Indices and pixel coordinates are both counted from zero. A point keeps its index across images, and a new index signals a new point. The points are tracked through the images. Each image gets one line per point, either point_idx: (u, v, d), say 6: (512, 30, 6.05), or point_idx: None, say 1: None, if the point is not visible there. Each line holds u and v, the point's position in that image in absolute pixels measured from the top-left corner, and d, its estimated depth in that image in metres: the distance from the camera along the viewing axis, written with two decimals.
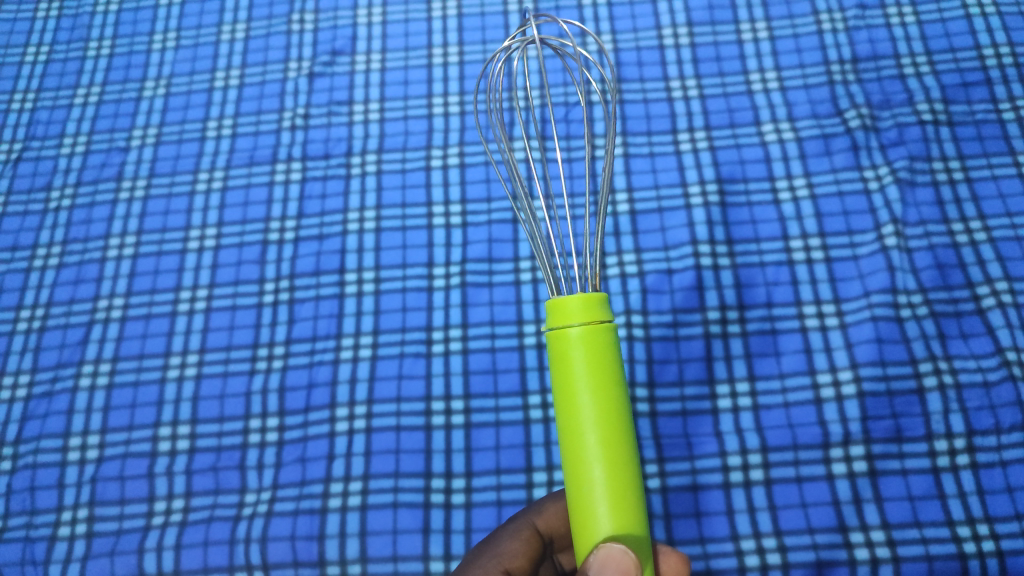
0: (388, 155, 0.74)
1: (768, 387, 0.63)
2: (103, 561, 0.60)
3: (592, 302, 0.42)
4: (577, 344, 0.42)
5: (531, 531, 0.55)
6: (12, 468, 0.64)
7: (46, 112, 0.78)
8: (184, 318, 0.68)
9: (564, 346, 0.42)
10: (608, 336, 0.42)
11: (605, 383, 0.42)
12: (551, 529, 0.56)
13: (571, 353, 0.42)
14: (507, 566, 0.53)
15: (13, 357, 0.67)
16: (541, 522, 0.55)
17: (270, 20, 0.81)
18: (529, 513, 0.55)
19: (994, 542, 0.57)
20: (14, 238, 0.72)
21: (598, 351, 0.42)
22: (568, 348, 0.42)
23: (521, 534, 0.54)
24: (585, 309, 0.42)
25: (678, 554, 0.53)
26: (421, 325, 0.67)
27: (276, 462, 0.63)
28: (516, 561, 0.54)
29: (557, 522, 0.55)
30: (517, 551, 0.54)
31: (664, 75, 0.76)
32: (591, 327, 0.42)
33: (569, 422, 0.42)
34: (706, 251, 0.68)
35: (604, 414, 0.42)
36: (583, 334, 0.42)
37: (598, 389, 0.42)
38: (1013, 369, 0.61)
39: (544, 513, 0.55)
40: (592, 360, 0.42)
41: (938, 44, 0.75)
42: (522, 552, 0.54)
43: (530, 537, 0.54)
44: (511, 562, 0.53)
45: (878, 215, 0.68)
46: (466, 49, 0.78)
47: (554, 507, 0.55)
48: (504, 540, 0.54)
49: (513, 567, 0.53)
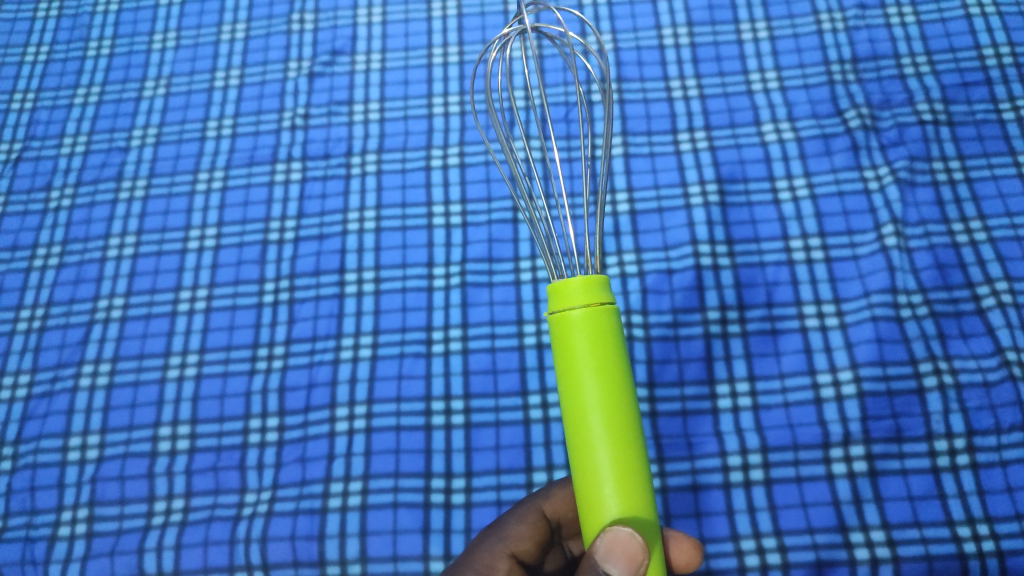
0: (388, 155, 0.74)
1: (768, 387, 0.63)
2: (103, 561, 0.60)
3: (593, 285, 0.42)
4: (580, 327, 0.42)
5: (538, 516, 0.55)
6: (12, 468, 0.64)
7: (46, 112, 0.78)
8: (184, 318, 0.68)
9: (566, 329, 0.42)
10: (610, 319, 0.42)
11: (608, 366, 0.42)
12: (559, 514, 0.56)
13: (574, 336, 0.42)
14: (513, 548, 0.54)
15: (13, 357, 0.67)
16: (548, 506, 0.55)
17: (270, 20, 0.81)
18: (535, 498, 0.55)
19: (994, 542, 0.57)
20: (14, 238, 0.72)
21: (600, 333, 0.42)
22: (570, 332, 0.42)
23: (527, 518, 0.54)
24: (587, 292, 0.42)
25: (690, 540, 0.54)
26: (422, 325, 0.67)
27: (276, 462, 0.63)
28: (522, 544, 0.54)
29: (565, 507, 0.55)
30: (523, 534, 0.54)
31: (664, 75, 0.76)
32: (592, 310, 0.42)
33: (574, 405, 0.42)
34: (706, 251, 0.68)
35: (609, 397, 0.42)
36: (585, 316, 0.42)
37: (601, 371, 0.42)
38: (1013, 369, 0.61)
39: (551, 499, 0.55)
40: (595, 343, 0.42)
41: (938, 44, 0.75)
42: (529, 536, 0.54)
43: (536, 521, 0.55)
44: (517, 545, 0.54)
45: (878, 215, 0.68)
46: (466, 49, 0.78)
47: (561, 492, 0.56)
48: (510, 524, 0.54)
49: (519, 550, 0.54)
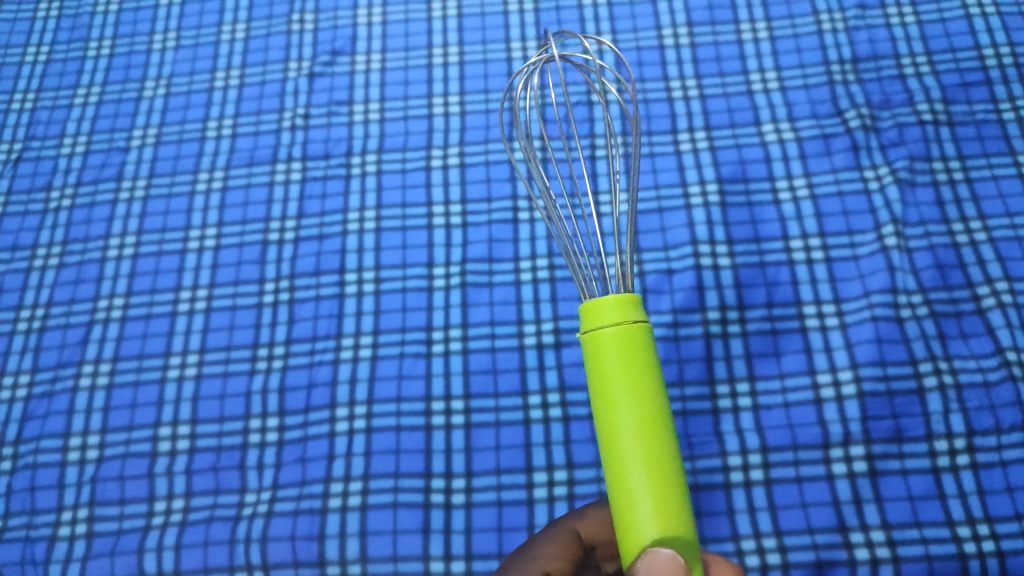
0: (388, 155, 0.74)
1: (768, 387, 0.63)
2: (103, 561, 0.60)
3: (625, 302, 0.43)
4: (612, 345, 0.42)
5: (569, 535, 0.55)
6: (12, 468, 0.64)
7: (46, 112, 0.78)
8: (184, 318, 0.68)
9: (598, 348, 0.43)
10: (643, 337, 0.43)
11: (641, 385, 0.42)
12: (593, 535, 0.56)
13: (605, 355, 0.43)
14: (545, 568, 0.54)
15: (13, 358, 0.67)
16: (581, 526, 0.56)
17: (270, 20, 0.81)
18: (568, 518, 0.56)
19: (994, 542, 0.57)
20: (14, 238, 0.72)
21: (632, 350, 0.42)
22: (602, 350, 0.43)
23: (558, 537, 0.55)
24: (619, 310, 0.42)
25: (730, 563, 0.52)
26: (422, 325, 0.67)
27: (276, 462, 0.63)
28: (553, 563, 0.54)
29: (599, 528, 0.56)
30: (554, 554, 0.54)
31: (664, 76, 0.76)
32: (623, 328, 0.42)
33: (608, 424, 0.43)
34: (706, 251, 0.68)
35: (643, 417, 0.42)
36: (616, 334, 0.42)
37: (634, 389, 0.42)
38: (1013, 369, 0.62)
39: (583, 519, 0.56)
40: (627, 360, 0.42)
41: (938, 44, 0.75)
42: (561, 555, 0.54)
43: (569, 541, 0.55)
44: (548, 564, 0.54)
45: (878, 215, 0.68)
46: (466, 49, 0.78)
47: (594, 512, 0.56)
48: (541, 543, 0.55)
49: (552, 571, 0.54)
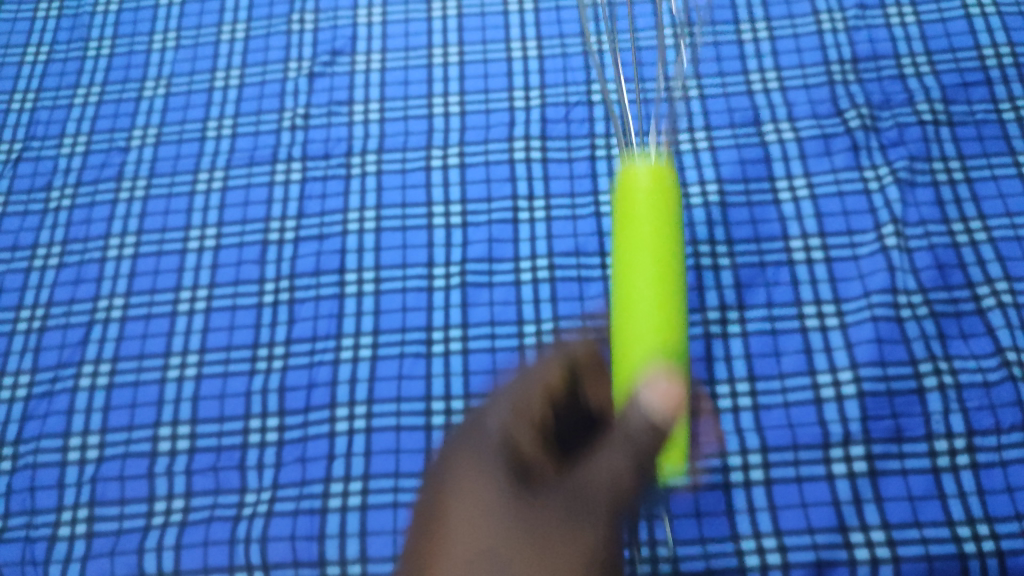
0: (388, 155, 0.73)
1: (768, 387, 0.63)
2: (103, 561, 0.60)
3: (660, 195, 0.54)
4: (641, 232, 0.53)
5: (625, 461, 0.47)
6: (12, 468, 0.64)
7: (46, 112, 0.78)
8: (184, 318, 0.68)
9: (628, 228, 0.54)
10: (665, 232, 0.53)
11: (657, 257, 0.53)
12: (650, 435, 0.48)
13: (631, 235, 0.53)
14: (577, 532, 0.46)
15: (13, 358, 0.67)
16: (644, 419, 0.47)
17: (270, 20, 0.81)
18: (633, 410, 0.48)
19: (994, 542, 0.57)
20: (14, 238, 0.72)
21: (655, 241, 0.53)
22: (633, 230, 0.53)
23: (615, 462, 0.47)
24: (653, 204, 0.54)
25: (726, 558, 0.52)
26: (422, 325, 0.67)
27: (276, 462, 0.63)
28: (590, 528, 0.46)
29: (660, 410, 0.47)
30: (596, 517, 0.46)
31: (664, 76, 0.76)
32: (655, 221, 0.53)
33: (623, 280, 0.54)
34: (706, 251, 0.68)
35: (653, 273, 0.53)
36: (647, 225, 0.53)
37: (652, 259, 0.53)
38: (1013, 369, 0.62)
39: (642, 406, 0.47)
40: (648, 246, 0.53)
41: (938, 44, 0.75)
42: (602, 517, 0.46)
43: (620, 472, 0.47)
44: (590, 530, 0.46)
45: (878, 215, 0.68)
46: (466, 49, 0.78)
47: (661, 392, 0.47)
48: (582, 490, 0.46)
49: (587, 539, 0.46)
